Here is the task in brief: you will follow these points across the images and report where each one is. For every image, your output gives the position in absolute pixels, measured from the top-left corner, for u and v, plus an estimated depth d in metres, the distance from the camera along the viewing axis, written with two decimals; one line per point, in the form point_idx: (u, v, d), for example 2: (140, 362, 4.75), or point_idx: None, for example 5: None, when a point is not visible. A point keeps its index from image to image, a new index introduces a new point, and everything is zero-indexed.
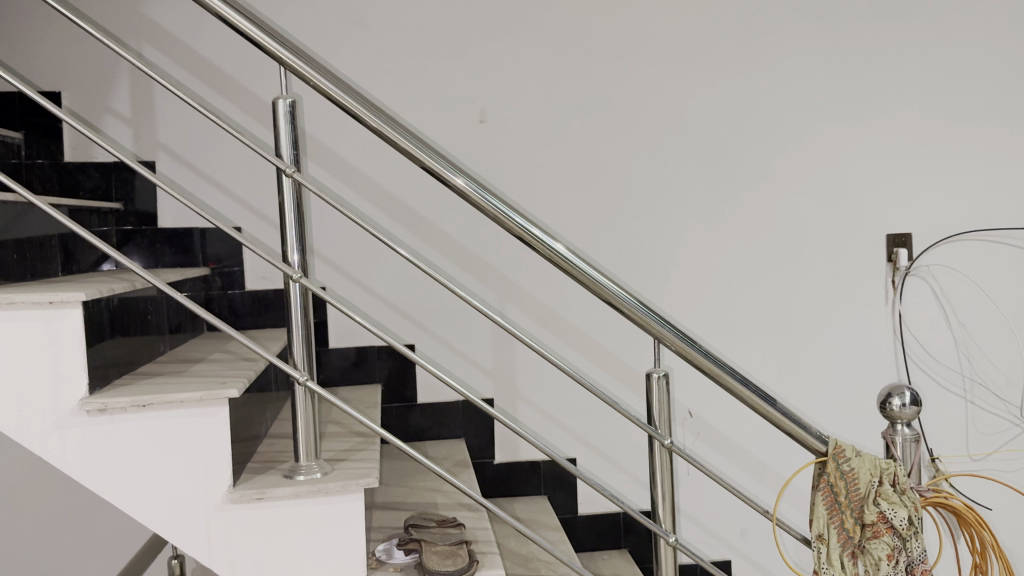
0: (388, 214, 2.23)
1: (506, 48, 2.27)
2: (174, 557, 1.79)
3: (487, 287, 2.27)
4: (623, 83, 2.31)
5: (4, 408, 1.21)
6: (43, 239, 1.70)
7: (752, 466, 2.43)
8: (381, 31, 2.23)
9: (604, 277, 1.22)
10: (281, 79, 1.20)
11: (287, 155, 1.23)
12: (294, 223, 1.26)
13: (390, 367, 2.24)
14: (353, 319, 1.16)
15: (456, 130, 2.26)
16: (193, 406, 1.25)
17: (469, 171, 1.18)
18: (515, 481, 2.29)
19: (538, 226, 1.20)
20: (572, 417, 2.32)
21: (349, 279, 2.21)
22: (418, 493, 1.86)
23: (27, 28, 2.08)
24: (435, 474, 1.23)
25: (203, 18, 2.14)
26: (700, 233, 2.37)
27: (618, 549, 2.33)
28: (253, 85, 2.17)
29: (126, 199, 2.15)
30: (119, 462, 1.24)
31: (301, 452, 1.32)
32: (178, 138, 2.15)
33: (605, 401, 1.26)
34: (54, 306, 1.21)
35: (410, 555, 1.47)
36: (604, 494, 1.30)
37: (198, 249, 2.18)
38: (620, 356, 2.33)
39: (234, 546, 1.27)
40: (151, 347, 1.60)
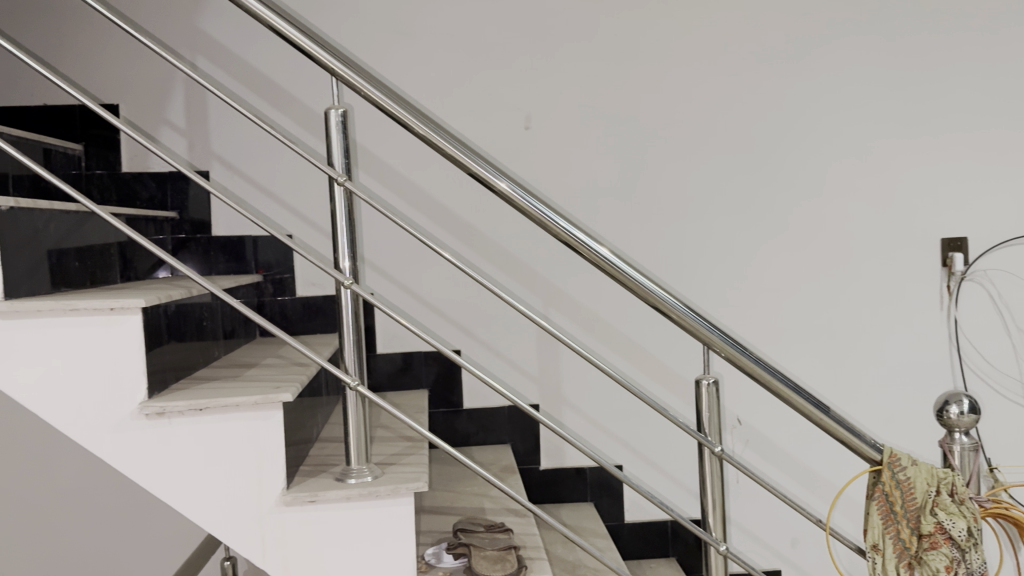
0: (434, 221, 2.25)
1: (551, 55, 2.27)
2: (227, 559, 1.87)
3: (533, 293, 2.28)
4: (669, 89, 2.30)
5: (67, 411, 1.26)
6: (102, 247, 1.76)
7: (803, 476, 2.39)
8: (427, 39, 2.25)
9: (648, 280, 1.21)
10: (333, 90, 1.24)
11: (339, 164, 1.26)
12: (345, 232, 1.29)
13: (436, 372, 2.26)
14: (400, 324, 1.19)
15: (502, 137, 2.28)
16: (248, 410, 1.28)
17: (512, 175, 1.19)
18: (561, 488, 2.28)
19: (582, 229, 1.20)
20: (617, 423, 2.30)
21: (396, 285, 2.24)
22: (465, 497, 1.87)
23: (87, 43, 2.16)
24: (483, 478, 1.23)
25: (254, 29, 2.19)
26: (747, 236, 2.34)
27: (665, 557, 2.31)
28: (302, 94, 2.21)
29: (180, 209, 2.20)
30: (175, 464, 1.27)
31: (353, 455, 1.34)
32: (231, 146, 2.20)
33: (651, 405, 1.27)
34: (115, 312, 1.26)
35: (459, 559, 1.49)
36: (653, 501, 1.30)
37: (249, 257, 2.22)
38: (666, 362, 2.32)
39: (286, 548, 1.29)
40: (206, 352, 1.64)
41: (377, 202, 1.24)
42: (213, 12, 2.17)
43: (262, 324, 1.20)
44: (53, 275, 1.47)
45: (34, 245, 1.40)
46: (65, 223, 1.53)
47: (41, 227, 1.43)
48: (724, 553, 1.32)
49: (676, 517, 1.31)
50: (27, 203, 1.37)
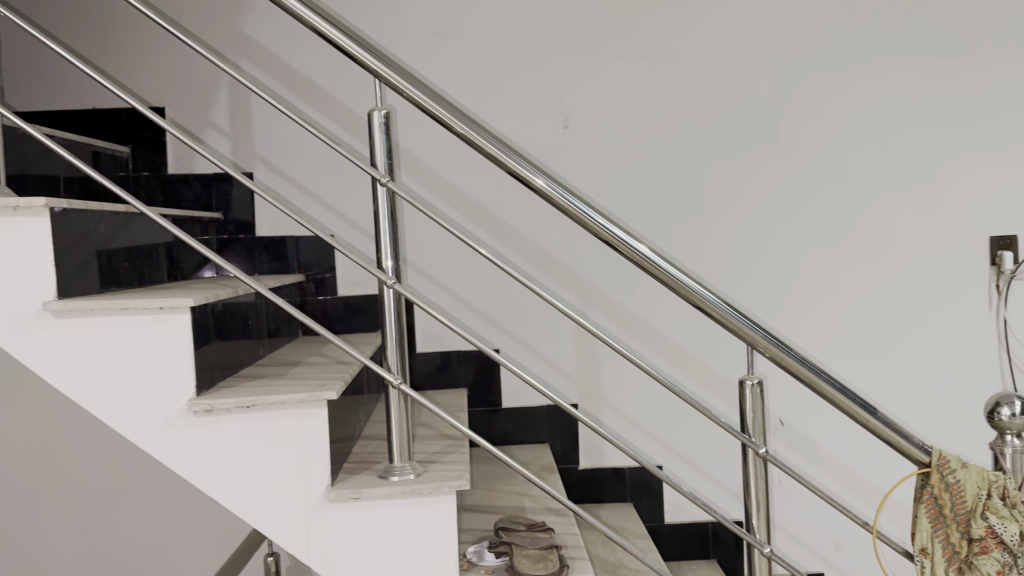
0: (473, 220, 2.26)
1: (589, 54, 2.27)
2: (270, 555, 1.90)
3: (571, 292, 2.28)
4: (709, 87, 2.28)
5: (119, 407, 1.29)
6: (150, 247, 1.79)
7: (847, 478, 2.35)
8: (466, 40, 2.26)
9: (688, 278, 1.20)
10: (376, 91, 1.26)
11: (382, 164, 1.28)
12: (388, 231, 1.30)
13: (474, 371, 2.27)
14: (440, 321, 1.21)
15: (541, 137, 2.28)
16: (293, 407, 1.30)
17: (551, 172, 1.19)
18: (600, 488, 2.28)
19: (620, 227, 1.19)
20: (657, 423, 2.29)
21: (435, 284, 2.26)
22: (506, 496, 1.87)
23: (135, 47, 2.20)
24: (524, 477, 1.24)
25: (296, 31, 2.22)
26: (789, 235, 2.32)
27: (706, 558, 2.29)
28: (342, 95, 2.23)
29: (224, 210, 2.24)
30: (223, 460, 1.29)
31: (396, 452, 1.35)
32: (274, 147, 2.23)
33: (692, 404, 1.26)
34: (164, 311, 1.29)
35: (500, 558, 1.49)
36: (697, 501, 1.29)
37: (291, 257, 2.24)
38: (707, 362, 2.30)
39: (331, 544, 1.31)
40: (251, 351, 1.66)
41: (419, 202, 1.26)
42: (255, 16, 2.21)
43: (307, 322, 1.22)
44: (102, 275, 1.50)
45: (85, 245, 1.43)
46: (113, 223, 1.56)
47: (91, 228, 1.46)
48: (768, 555, 1.31)
49: (718, 518, 1.30)
50: (79, 204, 1.40)
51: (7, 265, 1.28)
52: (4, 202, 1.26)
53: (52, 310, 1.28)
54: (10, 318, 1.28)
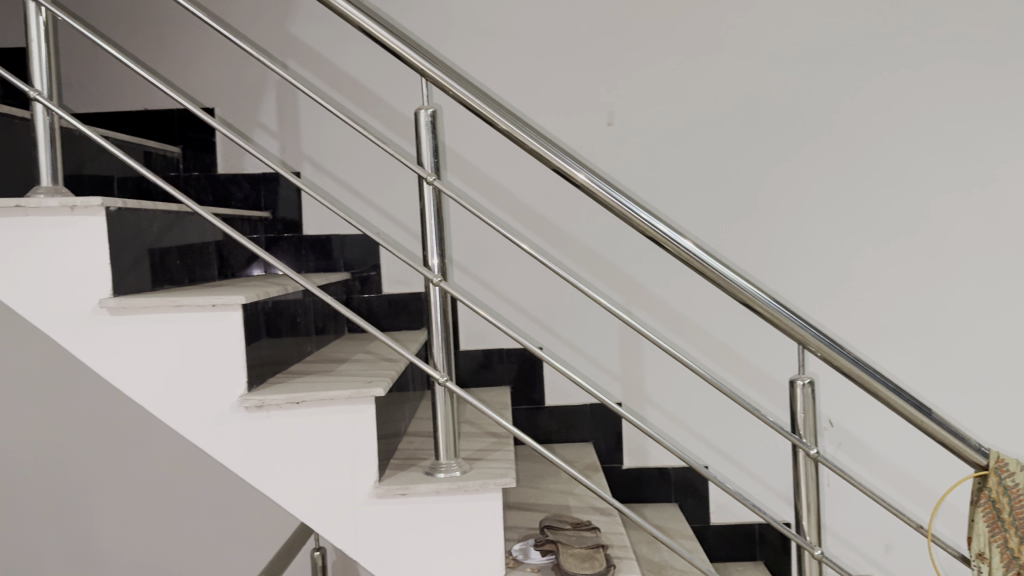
0: (516, 218, 2.27)
1: (635, 51, 2.26)
2: (317, 550, 1.92)
3: (615, 291, 2.27)
4: (757, 82, 2.25)
5: (174, 402, 1.32)
6: (201, 246, 1.82)
7: (898, 481, 2.30)
8: (510, 39, 2.26)
9: (735, 274, 1.18)
10: (422, 90, 1.27)
11: (428, 163, 1.28)
12: (434, 229, 1.31)
13: (518, 369, 2.27)
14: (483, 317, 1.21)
15: (585, 134, 2.27)
16: (341, 403, 1.31)
17: (593, 167, 1.18)
18: (644, 487, 2.26)
19: (665, 222, 1.18)
20: (702, 422, 2.27)
21: (479, 282, 2.27)
22: (550, 495, 1.87)
23: (185, 50, 2.24)
24: (569, 475, 1.23)
25: (342, 32, 2.24)
26: (838, 233, 2.28)
27: (752, 560, 2.26)
28: (387, 94, 2.25)
29: (272, 209, 2.27)
30: (273, 454, 1.31)
31: (442, 450, 1.36)
32: (319, 146, 2.25)
33: (739, 403, 1.25)
34: (217, 308, 1.31)
35: (546, 556, 1.48)
36: (745, 502, 1.28)
37: (337, 255, 2.27)
38: (753, 361, 2.27)
39: (376, 539, 1.32)
40: (300, 347, 1.69)
41: (465, 201, 1.26)
42: (303, 16, 2.23)
43: (353, 319, 1.23)
44: (155, 273, 1.53)
45: (140, 243, 1.46)
46: (165, 222, 1.59)
47: (144, 226, 1.49)
48: (819, 558, 1.29)
49: (766, 518, 1.28)
50: (133, 203, 1.43)
51: (66, 264, 1.31)
52: (62, 202, 1.29)
53: (108, 308, 1.31)
54: (68, 315, 1.32)
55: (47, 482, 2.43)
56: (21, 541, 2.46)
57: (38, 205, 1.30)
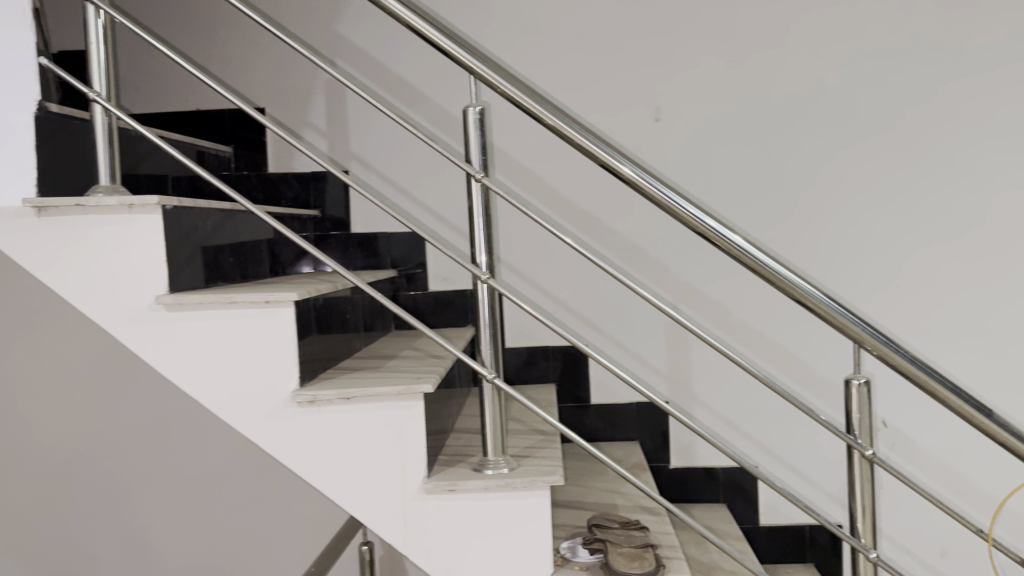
0: (562, 215, 2.26)
1: (684, 46, 2.23)
2: (365, 544, 1.94)
3: (662, 288, 2.25)
4: (809, 75, 2.21)
5: (228, 396, 1.34)
6: (253, 244, 1.86)
7: (956, 484, 2.25)
8: (557, 35, 2.26)
9: (786, 270, 1.16)
10: (470, 88, 1.27)
11: (476, 160, 1.28)
12: (481, 226, 1.31)
13: (564, 367, 2.27)
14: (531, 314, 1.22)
15: (632, 130, 2.26)
16: (391, 399, 1.32)
17: (641, 162, 1.17)
18: (691, 487, 2.24)
19: (714, 217, 1.16)
20: (750, 422, 2.24)
21: (525, 279, 2.27)
22: (598, 493, 1.86)
23: (237, 51, 2.28)
24: (617, 473, 1.22)
25: (389, 30, 2.25)
26: (892, 230, 2.22)
27: (803, 563, 2.22)
28: (433, 92, 2.26)
29: (321, 207, 2.29)
30: (324, 449, 1.33)
31: (489, 446, 1.36)
32: (367, 144, 2.27)
33: (792, 402, 1.23)
34: (270, 305, 1.33)
35: (595, 555, 1.47)
36: (798, 502, 1.26)
37: (383, 253, 2.29)
38: (803, 360, 2.23)
39: (425, 535, 1.33)
40: (349, 344, 1.71)
41: (513, 198, 1.26)
42: (351, 16, 2.25)
43: (403, 315, 1.24)
44: (209, 270, 1.56)
45: (194, 240, 1.49)
46: (218, 220, 1.62)
47: (199, 224, 1.52)
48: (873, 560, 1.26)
49: (820, 520, 1.26)
50: (188, 202, 1.46)
51: (125, 261, 1.34)
52: (120, 201, 1.32)
53: (164, 304, 1.34)
54: (126, 312, 1.34)
55: (103, 475, 2.49)
56: (78, 532, 2.52)
57: (97, 203, 1.33)
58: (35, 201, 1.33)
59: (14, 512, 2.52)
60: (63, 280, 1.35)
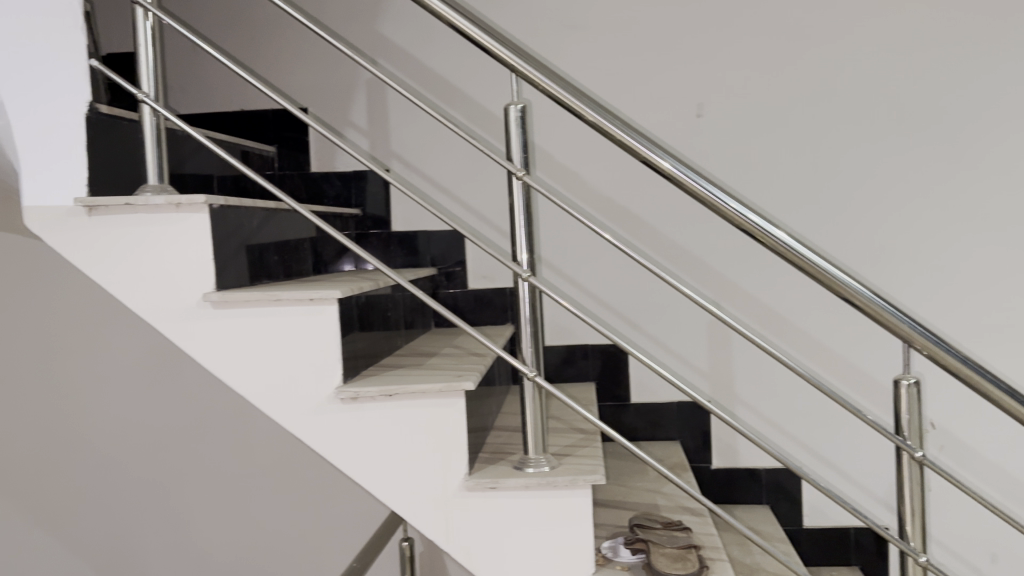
0: (602, 213, 2.25)
1: (726, 41, 2.20)
2: (405, 540, 1.95)
3: (704, 286, 2.22)
4: (856, 69, 2.17)
5: (273, 392, 1.35)
6: (297, 242, 1.88)
7: (1008, 487, 2.18)
8: (597, 32, 2.24)
9: (832, 267, 1.13)
10: (511, 86, 1.26)
11: (517, 158, 1.28)
12: (523, 224, 1.31)
13: (603, 365, 2.25)
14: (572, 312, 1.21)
15: (673, 127, 2.24)
16: (433, 397, 1.32)
17: (683, 158, 1.16)
18: (733, 488, 2.22)
19: (757, 213, 1.14)
20: (794, 422, 2.21)
21: (564, 278, 2.26)
22: (639, 493, 1.84)
23: (280, 52, 2.31)
24: (659, 473, 1.21)
25: (429, 29, 2.26)
26: (942, 227, 2.17)
27: (848, 566, 2.19)
28: (472, 90, 2.26)
29: (362, 205, 2.31)
30: (366, 445, 1.34)
31: (530, 444, 1.36)
32: (408, 143, 2.29)
33: (838, 401, 1.20)
34: (314, 302, 1.34)
35: (637, 555, 1.45)
36: (845, 504, 1.23)
37: (423, 251, 2.30)
38: (848, 360, 2.19)
39: (466, 532, 1.33)
40: (391, 341, 1.72)
41: (554, 196, 1.25)
42: (392, 16, 2.27)
43: (444, 313, 1.24)
44: (254, 268, 1.58)
45: (240, 239, 1.51)
46: (262, 218, 1.63)
47: (244, 222, 1.54)
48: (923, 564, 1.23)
49: (868, 522, 1.23)
50: (234, 201, 1.48)
51: (173, 259, 1.37)
52: (168, 200, 1.34)
53: (211, 302, 1.36)
54: (174, 309, 1.37)
55: (151, 469, 2.54)
56: (125, 525, 2.57)
57: (146, 203, 1.35)
58: (86, 201, 1.36)
59: (66, 504, 2.58)
60: (112, 278, 1.37)
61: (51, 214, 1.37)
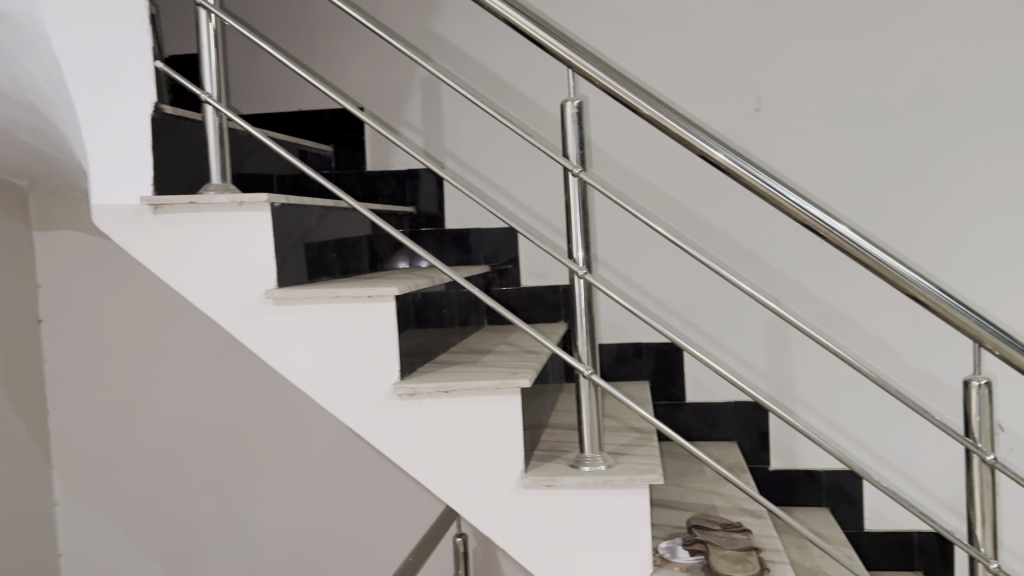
0: (657, 209, 2.22)
1: (787, 33, 2.16)
2: (459, 535, 1.96)
3: (762, 283, 2.18)
4: (923, 59, 2.10)
5: (332, 387, 1.37)
6: (353, 239, 1.90)
7: None
8: (653, 26, 2.22)
9: (896, 261, 1.09)
10: (568, 81, 1.25)
11: (573, 154, 1.27)
12: (579, 221, 1.29)
13: (658, 364, 2.23)
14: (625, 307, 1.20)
15: (731, 121, 2.20)
16: (489, 394, 1.32)
17: (739, 150, 1.13)
18: (792, 489, 2.17)
19: (817, 206, 1.11)
20: (854, 423, 2.15)
21: (618, 275, 2.24)
22: (696, 494, 1.82)
23: (337, 52, 2.34)
24: (717, 472, 1.19)
25: (484, 26, 2.26)
26: (1014, 222, 2.09)
27: (912, 571, 2.13)
28: (526, 87, 2.25)
29: (416, 203, 2.33)
30: (423, 441, 1.34)
31: (586, 443, 1.35)
32: (461, 140, 2.29)
33: (902, 401, 1.17)
34: (372, 300, 1.35)
35: (695, 556, 1.42)
36: (910, 508, 1.19)
37: (476, 248, 2.30)
38: (912, 359, 2.13)
39: (523, 530, 1.32)
40: (446, 338, 1.72)
41: (610, 192, 1.24)
42: (447, 14, 2.28)
43: (499, 310, 1.23)
44: (313, 266, 1.60)
45: (300, 236, 1.53)
46: (320, 216, 1.65)
47: (304, 220, 1.56)
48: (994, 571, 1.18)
49: (936, 527, 1.19)
50: (294, 199, 1.50)
51: (236, 257, 1.39)
52: (231, 198, 1.36)
53: (273, 298, 1.38)
54: (236, 305, 1.39)
55: (211, 462, 2.60)
56: (186, 515, 2.64)
57: (210, 202, 1.38)
58: (152, 199, 1.39)
59: (129, 496, 2.65)
60: (177, 275, 1.40)
61: (119, 212, 1.41)
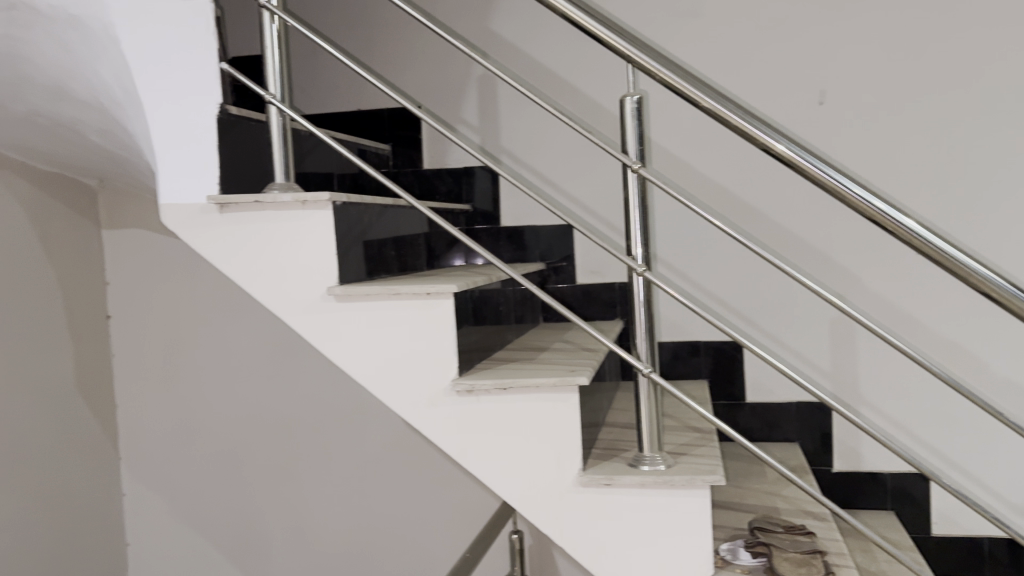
0: (716, 205, 2.19)
1: (853, 23, 2.10)
2: (515, 532, 1.96)
3: (826, 280, 2.13)
4: (1000, 47, 2.01)
5: (392, 383, 1.38)
6: (412, 237, 1.92)
7: None
8: (715, 19, 2.18)
9: (968, 257, 1.03)
10: (628, 76, 1.24)
11: (632, 150, 1.25)
12: (637, 218, 1.28)
13: (717, 362, 2.20)
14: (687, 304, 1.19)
15: (795, 115, 2.15)
16: (547, 391, 1.32)
17: (802, 143, 1.10)
18: (856, 491, 2.12)
19: (882, 199, 1.06)
20: (922, 425, 2.09)
21: (676, 272, 2.22)
22: (756, 495, 1.79)
23: (395, 51, 2.36)
24: (780, 473, 1.16)
25: (541, 23, 2.26)
26: None
27: None
28: (584, 83, 2.24)
29: (472, 201, 2.34)
30: (482, 437, 1.35)
31: (646, 442, 1.33)
32: (517, 137, 2.29)
33: (976, 403, 1.12)
34: (431, 297, 1.35)
35: (757, 558, 1.41)
36: (984, 513, 1.15)
37: (531, 246, 2.30)
38: (984, 360, 2.05)
39: (580, 528, 1.32)
40: (503, 335, 1.72)
41: (670, 187, 1.22)
42: (504, 12, 2.28)
43: (557, 308, 1.22)
44: (372, 264, 1.62)
45: (360, 234, 1.55)
46: (379, 214, 1.67)
47: (364, 219, 1.58)
48: None
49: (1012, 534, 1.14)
50: (354, 198, 1.52)
51: (298, 254, 1.42)
52: (295, 197, 1.39)
53: (335, 295, 1.40)
54: (299, 302, 1.42)
55: (273, 455, 2.66)
56: (247, 506, 2.70)
57: (274, 200, 1.40)
58: (219, 198, 1.43)
59: (194, 486, 2.73)
60: (242, 271, 1.44)
61: (188, 210, 1.45)
